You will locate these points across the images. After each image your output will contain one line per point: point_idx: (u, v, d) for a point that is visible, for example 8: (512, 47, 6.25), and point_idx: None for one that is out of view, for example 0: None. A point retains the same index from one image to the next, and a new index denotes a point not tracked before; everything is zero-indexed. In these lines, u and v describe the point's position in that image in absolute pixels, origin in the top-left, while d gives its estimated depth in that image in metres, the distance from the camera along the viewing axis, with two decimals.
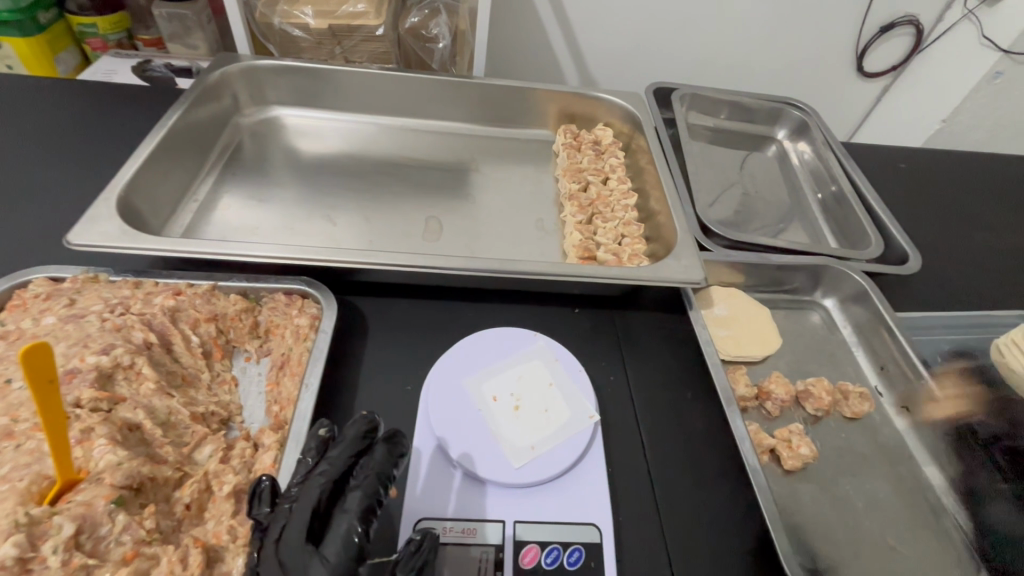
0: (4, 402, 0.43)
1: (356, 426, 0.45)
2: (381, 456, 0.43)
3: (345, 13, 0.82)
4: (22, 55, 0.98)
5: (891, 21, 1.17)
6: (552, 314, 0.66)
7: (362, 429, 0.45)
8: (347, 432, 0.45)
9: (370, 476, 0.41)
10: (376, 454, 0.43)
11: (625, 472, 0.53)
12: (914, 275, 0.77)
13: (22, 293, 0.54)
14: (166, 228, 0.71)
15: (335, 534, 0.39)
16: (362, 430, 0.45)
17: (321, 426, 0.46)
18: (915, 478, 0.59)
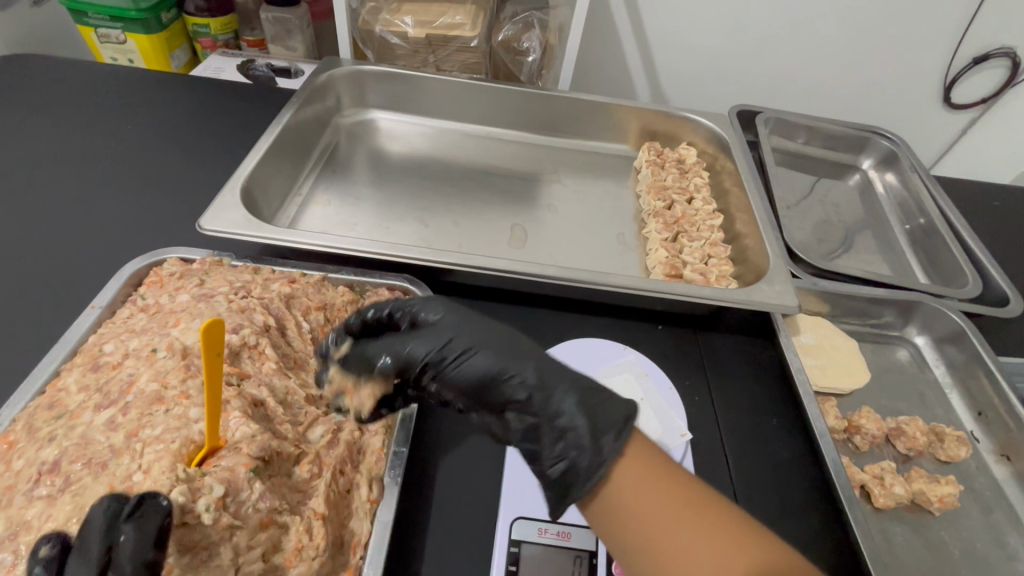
0: (153, 369, 0.46)
1: (145, 505, 0.35)
2: (136, 554, 0.33)
3: (443, 24, 0.86)
4: (143, 51, 1.06)
5: (985, 52, 1.12)
6: (639, 329, 0.66)
7: (154, 515, 0.35)
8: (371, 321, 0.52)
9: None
10: (132, 545, 0.34)
11: (713, 493, 0.54)
12: (1013, 318, 0.74)
13: (158, 270, 0.59)
14: (274, 218, 0.77)
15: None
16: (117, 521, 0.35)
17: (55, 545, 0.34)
18: (1015, 531, 0.56)
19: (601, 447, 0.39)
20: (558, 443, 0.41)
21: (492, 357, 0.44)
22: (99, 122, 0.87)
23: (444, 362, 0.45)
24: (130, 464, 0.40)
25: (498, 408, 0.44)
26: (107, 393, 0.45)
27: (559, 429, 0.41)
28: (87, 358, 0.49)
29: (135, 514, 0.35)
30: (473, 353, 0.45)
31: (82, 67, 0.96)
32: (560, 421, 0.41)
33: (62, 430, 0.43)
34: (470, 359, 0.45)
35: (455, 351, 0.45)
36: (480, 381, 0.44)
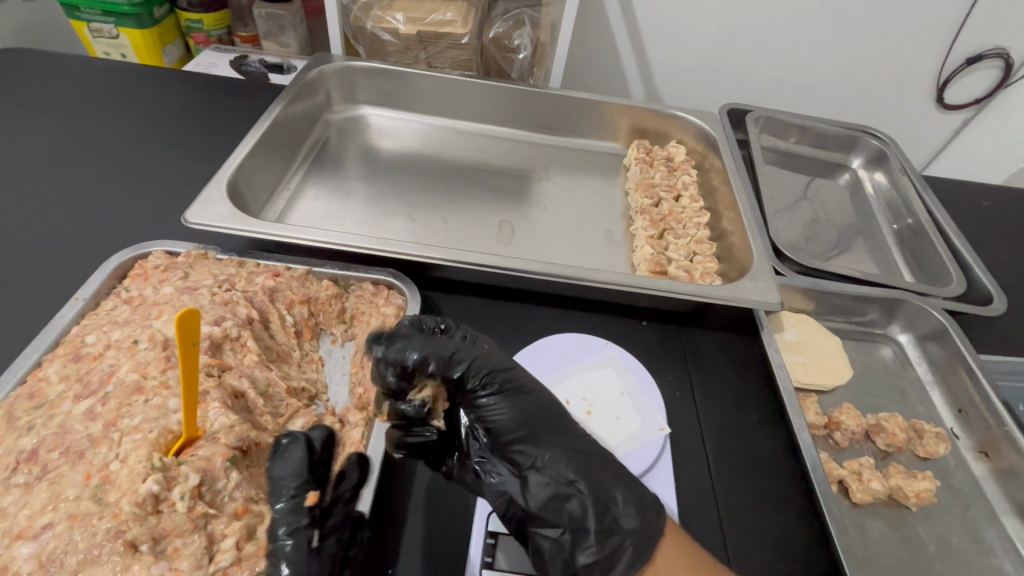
0: (134, 360, 0.47)
1: (286, 442, 0.43)
2: (287, 482, 0.42)
3: (434, 21, 0.85)
4: (136, 45, 1.06)
5: (977, 52, 1.12)
6: (622, 325, 0.67)
7: (299, 447, 0.43)
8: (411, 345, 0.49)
9: (280, 503, 0.41)
10: (284, 469, 0.42)
11: (691, 487, 0.54)
12: (997, 317, 0.74)
13: (143, 263, 0.59)
14: (262, 212, 0.77)
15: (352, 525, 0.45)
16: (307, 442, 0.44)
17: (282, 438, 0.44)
18: (991, 527, 0.57)
19: (651, 522, 0.45)
20: (605, 525, 0.45)
21: (563, 430, 0.50)
22: (88, 116, 0.87)
23: (505, 419, 0.49)
24: (108, 453, 0.41)
25: (537, 470, 0.48)
26: (87, 383, 0.46)
27: (609, 512, 0.46)
28: (70, 349, 0.50)
29: (279, 448, 0.43)
30: (542, 419, 0.50)
31: (74, 61, 0.97)
32: (609, 505, 0.46)
33: (42, 419, 0.43)
34: (528, 418, 0.49)
35: (518, 412, 0.49)
36: (540, 446, 0.49)
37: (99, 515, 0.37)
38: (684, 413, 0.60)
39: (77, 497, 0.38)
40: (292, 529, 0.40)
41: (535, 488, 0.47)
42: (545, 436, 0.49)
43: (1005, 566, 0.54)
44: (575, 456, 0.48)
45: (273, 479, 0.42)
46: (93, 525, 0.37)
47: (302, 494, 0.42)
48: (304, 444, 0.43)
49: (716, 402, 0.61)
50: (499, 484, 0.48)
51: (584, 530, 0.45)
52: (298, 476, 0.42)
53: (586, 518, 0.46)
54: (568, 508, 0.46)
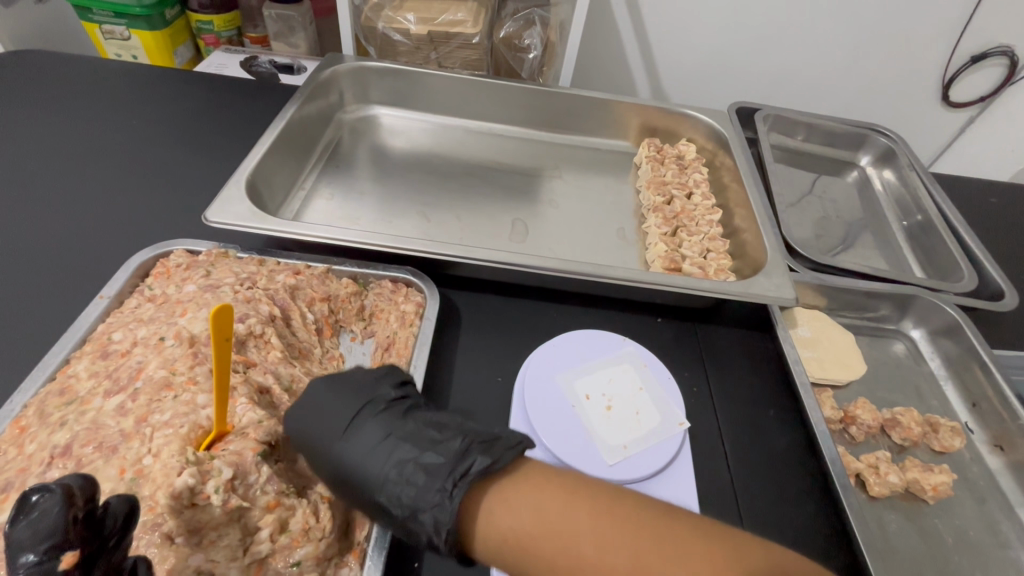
0: (162, 356, 0.47)
1: (32, 496, 0.29)
2: (31, 545, 0.29)
3: (445, 21, 0.86)
4: (147, 47, 1.07)
5: (983, 51, 1.12)
6: (638, 321, 0.67)
7: (54, 502, 0.29)
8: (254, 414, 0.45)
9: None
10: (25, 531, 0.29)
11: (710, 481, 0.55)
12: (1008, 312, 0.75)
13: (165, 261, 0.60)
14: (278, 211, 0.78)
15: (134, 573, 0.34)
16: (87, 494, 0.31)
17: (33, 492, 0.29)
18: (1007, 519, 0.58)
19: (501, 440, 0.38)
20: (464, 465, 0.36)
21: (371, 409, 0.42)
22: (103, 116, 0.87)
23: (322, 427, 0.42)
24: (140, 448, 0.41)
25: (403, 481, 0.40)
26: (116, 380, 0.46)
27: (465, 451, 0.37)
28: (97, 346, 0.50)
29: (29, 502, 0.29)
30: (348, 403, 0.42)
31: (87, 62, 0.97)
32: (464, 447, 0.38)
33: (73, 415, 0.44)
34: (334, 413, 0.42)
35: (321, 412, 0.42)
36: (360, 431, 0.41)
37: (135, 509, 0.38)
38: (702, 409, 0.60)
39: (112, 491, 0.39)
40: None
41: (386, 476, 0.38)
42: (354, 423, 0.41)
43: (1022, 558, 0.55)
44: (397, 433, 0.40)
45: (11, 541, 0.29)
46: None
47: (49, 561, 0.29)
48: (65, 496, 0.29)
49: (733, 397, 0.62)
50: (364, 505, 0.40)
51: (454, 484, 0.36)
52: (47, 539, 0.29)
53: (447, 472, 0.37)
54: (426, 477, 0.37)
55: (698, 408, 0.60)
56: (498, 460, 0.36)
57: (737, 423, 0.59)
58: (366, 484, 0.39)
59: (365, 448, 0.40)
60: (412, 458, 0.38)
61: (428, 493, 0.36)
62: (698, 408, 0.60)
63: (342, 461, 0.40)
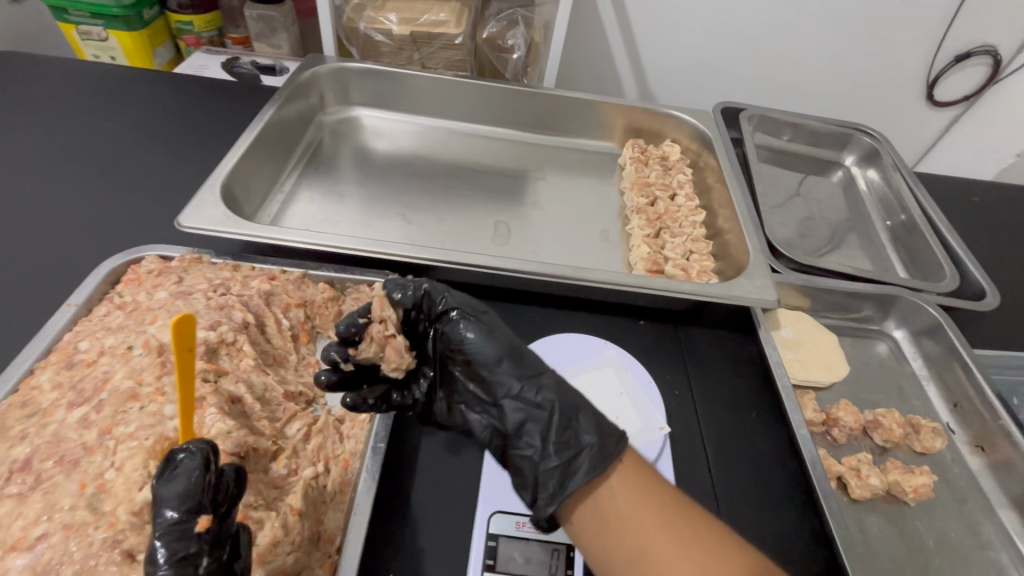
0: (128, 366, 0.46)
1: (188, 457, 0.37)
2: (173, 503, 0.35)
3: (427, 22, 0.84)
4: (125, 48, 1.05)
5: (966, 50, 1.13)
6: (620, 324, 0.67)
7: (193, 465, 0.37)
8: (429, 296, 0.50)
9: (163, 530, 0.35)
10: (169, 489, 0.36)
11: (691, 486, 0.54)
12: (989, 312, 0.75)
13: (137, 268, 0.59)
14: (256, 215, 0.77)
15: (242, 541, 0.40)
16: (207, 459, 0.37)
17: (179, 454, 0.37)
18: (988, 520, 0.58)
19: (609, 453, 0.44)
20: (564, 437, 0.44)
21: (551, 368, 0.48)
22: (78, 119, 0.86)
23: (483, 352, 0.47)
24: (103, 462, 0.40)
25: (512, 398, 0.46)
26: (81, 391, 0.45)
27: (571, 429, 0.45)
28: (62, 356, 0.49)
29: (175, 464, 0.37)
30: (515, 356, 0.47)
31: (63, 64, 0.95)
32: (572, 422, 0.45)
33: (35, 428, 0.43)
34: (506, 351, 0.47)
35: (491, 338, 0.47)
36: (520, 377, 0.47)
37: (95, 525, 0.37)
38: (683, 413, 0.60)
39: (72, 506, 0.38)
40: (175, 559, 0.34)
41: (509, 413, 0.46)
42: (516, 369, 0.47)
43: (1003, 560, 0.55)
44: (551, 390, 0.46)
45: (159, 494, 0.36)
46: (89, 535, 0.36)
47: (187, 521, 0.35)
48: (203, 458, 0.37)
49: (714, 400, 0.61)
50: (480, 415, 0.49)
51: (547, 444, 0.45)
52: (186, 495, 0.36)
53: (549, 437, 0.45)
54: (536, 428, 0.45)
55: (679, 412, 0.60)
56: (586, 467, 0.43)
57: (718, 428, 0.59)
58: (496, 405, 0.47)
59: (511, 388, 0.47)
60: (537, 413, 0.46)
61: (529, 437, 0.46)
62: (680, 412, 0.60)
63: (485, 382, 0.48)
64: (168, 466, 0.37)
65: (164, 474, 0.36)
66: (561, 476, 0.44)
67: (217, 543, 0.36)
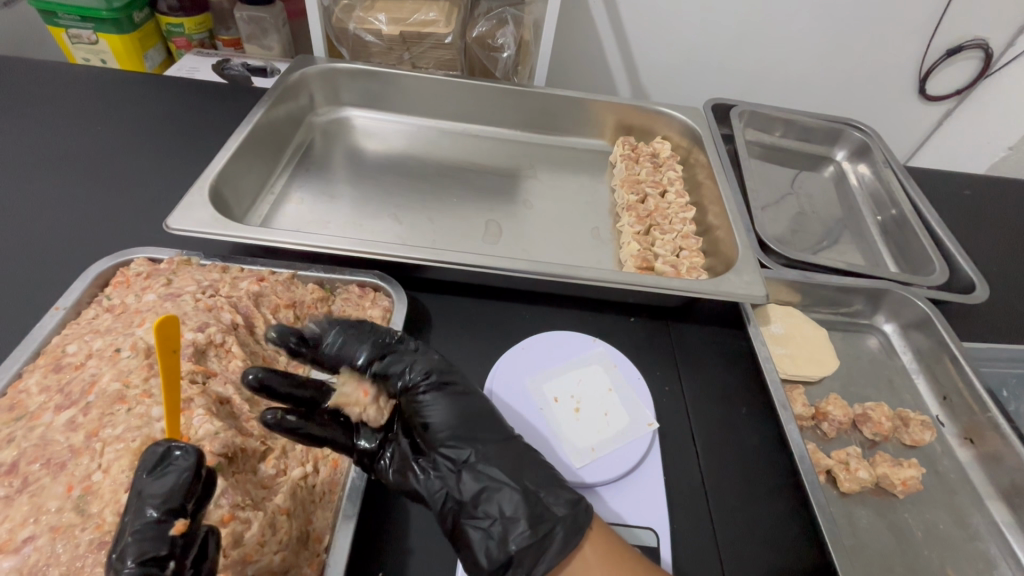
0: (115, 368, 0.46)
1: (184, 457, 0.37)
2: (156, 501, 0.35)
3: (416, 21, 0.84)
4: (116, 51, 1.04)
5: (958, 44, 1.12)
6: (610, 321, 0.67)
7: (185, 466, 0.37)
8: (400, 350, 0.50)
9: (141, 525, 0.35)
10: (157, 484, 0.36)
11: (680, 481, 0.54)
12: (979, 305, 0.76)
13: (125, 270, 0.59)
14: (245, 217, 0.77)
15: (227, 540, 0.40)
16: (197, 462, 0.37)
17: (176, 451, 0.37)
18: (977, 512, 0.58)
19: (581, 525, 0.45)
20: (535, 515, 0.44)
21: (505, 435, 0.48)
22: (69, 124, 0.86)
23: (444, 417, 0.47)
24: (89, 464, 0.40)
25: (470, 464, 0.45)
26: (69, 394, 0.45)
27: (541, 502, 0.45)
28: (50, 359, 0.49)
29: (169, 461, 0.37)
30: (481, 424, 0.48)
31: (54, 69, 0.95)
32: (540, 495, 0.45)
33: (22, 431, 0.43)
34: (467, 418, 0.47)
35: (455, 406, 0.47)
36: (482, 445, 0.47)
37: (81, 527, 0.37)
38: (672, 409, 0.60)
39: (59, 508, 0.38)
40: (143, 558, 0.34)
41: (467, 480, 0.45)
42: (476, 435, 0.47)
43: (991, 550, 0.55)
44: (508, 461, 0.46)
45: (144, 489, 0.36)
46: (76, 537, 0.37)
47: (165, 521, 0.35)
48: (195, 461, 0.37)
49: (704, 396, 0.61)
50: (433, 480, 0.46)
51: (517, 519, 0.43)
52: (170, 495, 0.36)
53: (520, 512, 0.43)
54: (498, 500, 0.44)
55: (668, 408, 0.60)
56: (561, 541, 0.43)
57: (706, 424, 0.59)
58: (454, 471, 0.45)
59: (470, 454, 0.46)
60: (498, 487, 0.45)
61: (487, 507, 0.44)
62: (669, 409, 0.60)
63: (443, 445, 0.46)
64: (156, 463, 0.37)
65: (152, 470, 0.36)
66: (534, 554, 0.43)
67: (189, 549, 0.36)
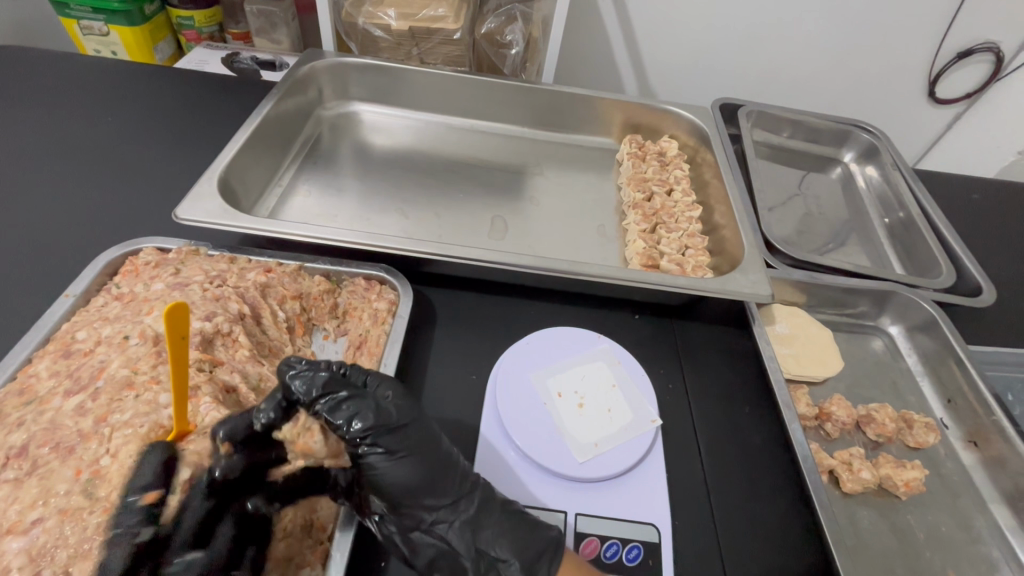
0: (124, 355, 0.47)
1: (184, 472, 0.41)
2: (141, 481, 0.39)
3: (426, 17, 0.84)
4: (126, 43, 1.05)
5: (969, 47, 1.12)
6: (615, 318, 0.68)
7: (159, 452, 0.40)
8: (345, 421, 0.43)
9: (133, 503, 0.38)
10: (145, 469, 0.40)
11: (682, 478, 0.55)
12: (986, 309, 0.75)
13: (134, 259, 0.59)
14: (253, 209, 0.77)
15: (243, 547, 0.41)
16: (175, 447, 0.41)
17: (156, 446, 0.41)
18: (980, 515, 0.58)
19: None
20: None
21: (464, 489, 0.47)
22: (80, 114, 0.86)
23: (401, 479, 0.44)
24: (98, 448, 0.41)
25: (426, 528, 0.45)
26: (78, 379, 0.46)
27: (492, 563, 0.45)
28: (60, 345, 0.50)
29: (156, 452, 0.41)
30: (434, 488, 0.45)
31: (66, 59, 0.96)
32: (492, 559, 0.45)
33: (31, 415, 0.43)
34: (426, 480, 0.45)
35: (411, 473, 0.44)
36: (443, 507, 0.45)
37: (89, 510, 0.37)
38: (675, 407, 0.60)
39: (67, 491, 0.38)
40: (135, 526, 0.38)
41: (425, 544, 0.45)
42: (432, 503, 0.45)
43: (993, 553, 0.55)
44: (469, 520, 0.46)
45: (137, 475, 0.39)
46: (83, 520, 0.37)
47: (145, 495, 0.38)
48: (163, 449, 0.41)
49: (706, 394, 0.61)
50: (389, 542, 0.45)
51: None
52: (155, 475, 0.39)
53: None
54: (452, 559, 0.45)
55: (671, 405, 0.60)
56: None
57: (709, 422, 0.59)
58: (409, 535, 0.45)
59: (427, 517, 0.45)
60: (453, 552, 0.45)
61: (441, 572, 0.45)
62: (671, 406, 0.60)
63: (400, 510, 0.44)
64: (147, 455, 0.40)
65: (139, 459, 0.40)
66: None
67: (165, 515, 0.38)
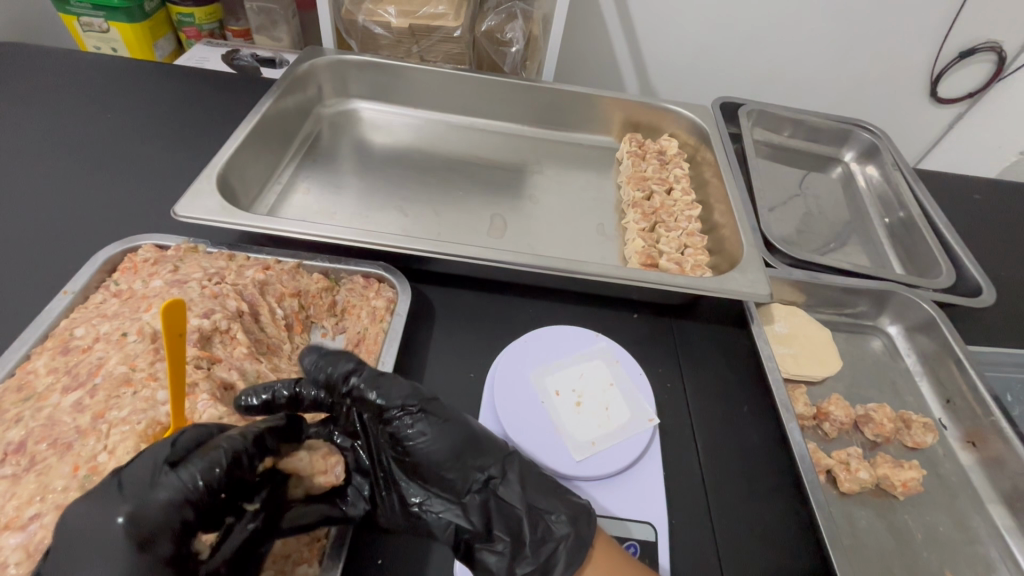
0: (122, 352, 0.47)
1: (235, 429, 0.40)
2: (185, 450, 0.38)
3: (425, 14, 0.84)
4: (126, 40, 1.04)
5: (971, 47, 1.11)
6: (613, 317, 0.68)
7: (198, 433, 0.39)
8: (360, 391, 0.45)
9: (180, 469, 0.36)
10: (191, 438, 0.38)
11: (679, 476, 0.55)
12: (985, 309, 0.75)
13: (133, 256, 0.59)
14: (253, 206, 0.77)
15: (229, 544, 0.38)
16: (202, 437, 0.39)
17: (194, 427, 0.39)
18: (977, 515, 0.58)
19: (584, 542, 0.44)
20: (538, 535, 0.44)
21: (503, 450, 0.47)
22: (80, 111, 0.86)
23: (435, 449, 0.45)
24: (96, 445, 0.41)
25: (474, 492, 0.45)
26: (76, 375, 0.46)
27: (541, 521, 0.45)
28: (58, 342, 0.50)
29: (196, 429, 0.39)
30: (473, 452, 0.46)
31: (67, 56, 0.96)
32: (541, 513, 0.45)
33: (30, 411, 0.44)
34: (460, 448, 0.45)
35: (446, 439, 0.45)
36: (485, 470, 0.46)
37: None
38: (673, 405, 0.60)
39: (64, 487, 0.38)
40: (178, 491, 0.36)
41: (475, 510, 0.45)
42: (472, 466, 0.46)
43: (990, 554, 0.55)
44: (512, 482, 0.46)
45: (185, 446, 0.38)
46: None
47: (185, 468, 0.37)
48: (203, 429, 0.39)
49: (704, 393, 0.61)
50: (441, 516, 0.46)
51: (522, 542, 0.44)
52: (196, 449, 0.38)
53: (523, 535, 0.44)
54: (504, 520, 0.44)
55: (668, 405, 0.60)
56: (564, 561, 0.43)
57: (706, 421, 0.59)
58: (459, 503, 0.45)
59: (470, 483, 0.45)
60: (505, 512, 0.45)
61: (496, 533, 0.44)
62: (669, 405, 0.60)
63: (442, 480, 0.45)
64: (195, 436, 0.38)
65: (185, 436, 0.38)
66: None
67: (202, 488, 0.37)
